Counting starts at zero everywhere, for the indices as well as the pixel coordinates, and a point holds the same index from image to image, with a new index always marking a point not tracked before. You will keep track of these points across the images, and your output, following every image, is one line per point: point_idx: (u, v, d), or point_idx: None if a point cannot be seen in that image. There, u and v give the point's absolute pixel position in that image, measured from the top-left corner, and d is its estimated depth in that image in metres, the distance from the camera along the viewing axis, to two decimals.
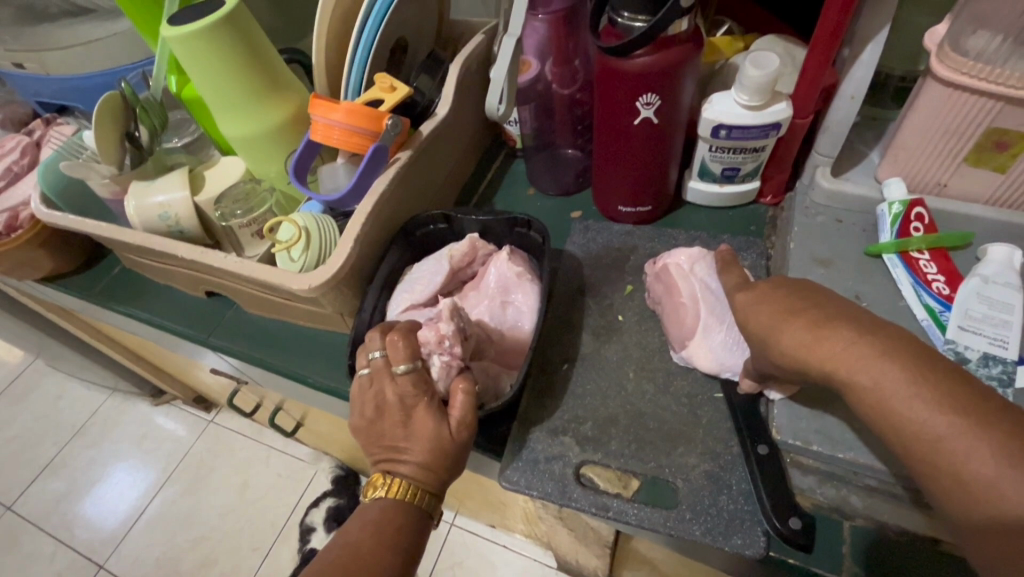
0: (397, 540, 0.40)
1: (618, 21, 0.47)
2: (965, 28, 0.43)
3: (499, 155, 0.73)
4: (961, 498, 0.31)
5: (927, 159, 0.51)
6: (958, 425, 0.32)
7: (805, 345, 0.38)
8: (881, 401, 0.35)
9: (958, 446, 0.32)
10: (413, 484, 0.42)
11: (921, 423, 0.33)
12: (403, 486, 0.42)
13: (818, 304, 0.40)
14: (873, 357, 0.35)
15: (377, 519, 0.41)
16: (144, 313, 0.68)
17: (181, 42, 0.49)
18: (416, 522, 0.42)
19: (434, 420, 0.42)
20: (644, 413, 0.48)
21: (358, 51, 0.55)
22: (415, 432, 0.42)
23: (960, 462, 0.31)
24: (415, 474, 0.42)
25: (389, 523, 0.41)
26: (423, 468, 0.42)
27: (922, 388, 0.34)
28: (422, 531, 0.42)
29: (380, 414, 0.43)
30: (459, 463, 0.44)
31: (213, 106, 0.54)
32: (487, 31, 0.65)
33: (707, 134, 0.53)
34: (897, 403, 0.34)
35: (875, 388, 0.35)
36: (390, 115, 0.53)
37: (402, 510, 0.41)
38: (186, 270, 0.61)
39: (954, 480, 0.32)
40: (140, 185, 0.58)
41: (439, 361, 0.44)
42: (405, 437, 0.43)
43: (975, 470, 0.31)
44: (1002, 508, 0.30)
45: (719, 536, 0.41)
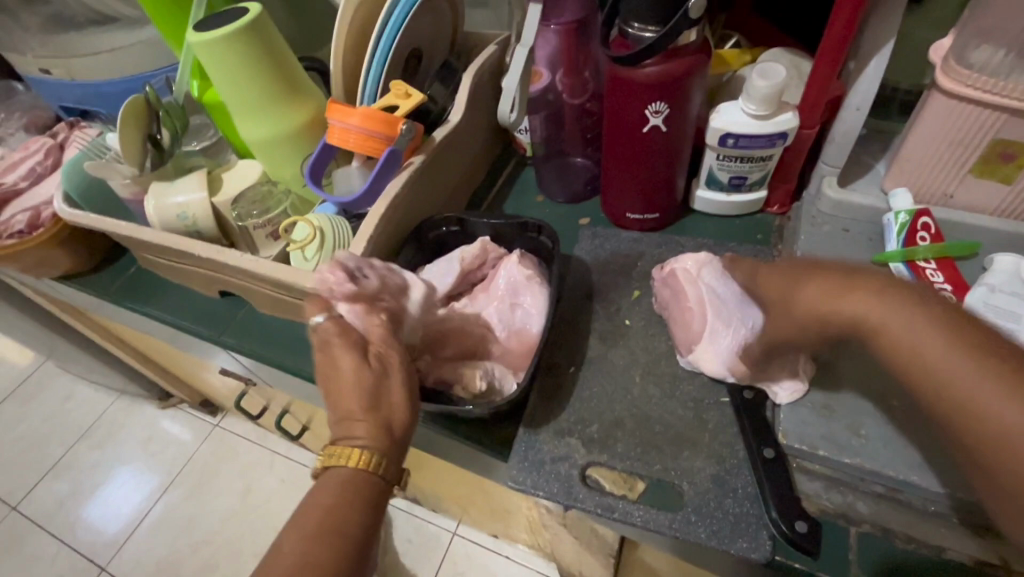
0: (350, 517, 0.38)
1: (627, 32, 0.48)
2: (969, 42, 0.44)
3: (509, 163, 0.74)
4: (985, 439, 0.32)
5: (933, 171, 0.51)
6: (987, 372, 0.32)
7: (832, 304, 0.39)
8: (906, 344, 0.35)
9: (981, 386, 0.32)
10: (364, 451, 0.39)
11: (943, 365, 0.34)
12: (355, 452, 0.39)
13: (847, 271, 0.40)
14: (900, 304, 0.36)
15: (330, 490, 0.38)
16: (157, 312, 0.70)
17: (204, 47, 0.51)
18: (372, 493, 0.39)
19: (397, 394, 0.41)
20: (651, 417, 0.48)
21: (375, 59, 0.57)
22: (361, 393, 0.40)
23: (983, 414, 0.32)
24: (365, 440, 0.39)
25: (345, 491, 0.38)
26: (374, 431, 0.39)
27: (947, 332, 0.34)
28: (380, 502, 0.40)
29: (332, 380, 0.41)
30: (408, 421, 0.41)
31: (233, 109, 0.56)
32: (499, 43, 0.66)
33: (714, 144, 0.54)
34: (923, 346, 0.34)
35: (902, 332, 0.36)
36: (404, 121, 0.54)
37: (352, 484, 0.39)
38: (199, 269, 0.63)
39: (976, 418, 0.32)
40: (161, 185, 0.60)
41: (347, 309, 0.44)
42: (352, 398, 0.40)
43: (996, 408, 0.31)
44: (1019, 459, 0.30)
45: (724, 539, 0.41)
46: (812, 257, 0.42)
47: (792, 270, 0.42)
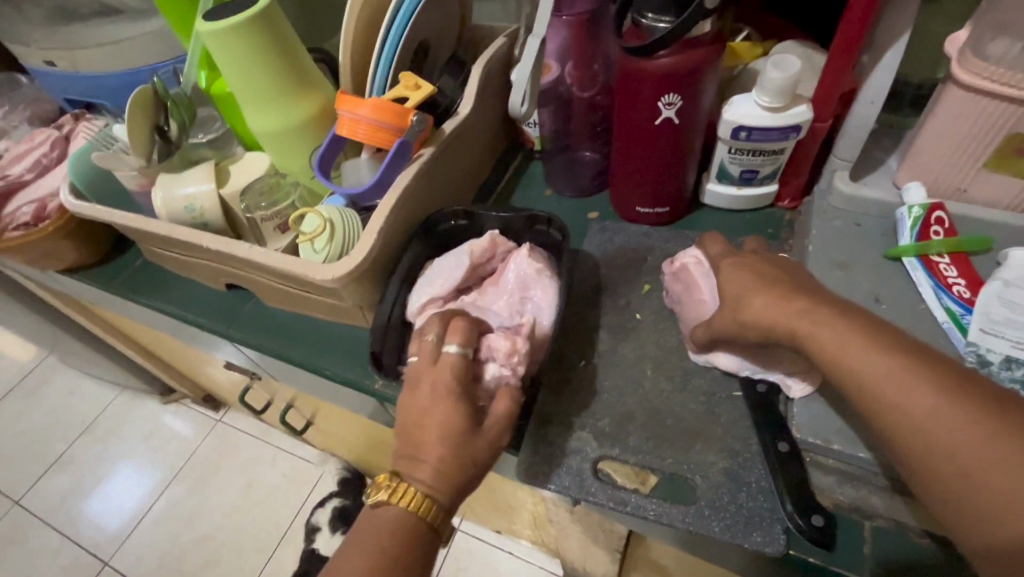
0: (404, 557, 0.40)
1: (641, 22, 0.48)
2: (985, 34, 0.45)
3: (517, 157, 0.74)
4: (902, 436, 0.34)
5: (947, 165, 0.51)
6: (899, 372, 0.35)
7: (768, 314, 0.41)
8: (830, 348, 0.38)
9: (896, 386, 0.35)
10: (427, 497, 0.40)
11: (864, 367, 0.36)
12: (412, 497, 0.40)
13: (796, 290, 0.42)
14: (826, 315, 0.39)
15: (389, 529, 0.40)
16: (163, 305, 0.69)
17: (214, 37, 0.51)
18: (423, 536, 0.41)
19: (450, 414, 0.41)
20: (662, 411, 0.48)
21: (385, 50, 0.57)
22: (438, 444, 0.41)
23: (924, 428, 0.33)
24: (426, 484, 0.40)
25: (403, 533, 0.40)
26: (442, 480, 0.41)
27: (868, 338, 0.37)
28: (429, 544, 0.41)
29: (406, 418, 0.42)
30: (474, 473, 0.42)
31: (242, 100, 0.56)
32: (508, 35, 0.66)
33: (726, 136, 0.54)
34: (847, 349, 0.37)
35: (827, 339, 0.38)
36: (415, 112, 0.54)
37: (409, 528, 0.40)
38: (206, 261, 0.63)
39: (892, 415, 0.35)
40: (169, 176, 0.60)
41: (494, 368, 0.45)
42: (421, 444, 0.41)
43: (908, 404, 0.34)
44: (958, 468, 0.32)
45: (738, 533, 0.41)
46: (773, 271, 0.44)
47: (753, 279, 0.44)
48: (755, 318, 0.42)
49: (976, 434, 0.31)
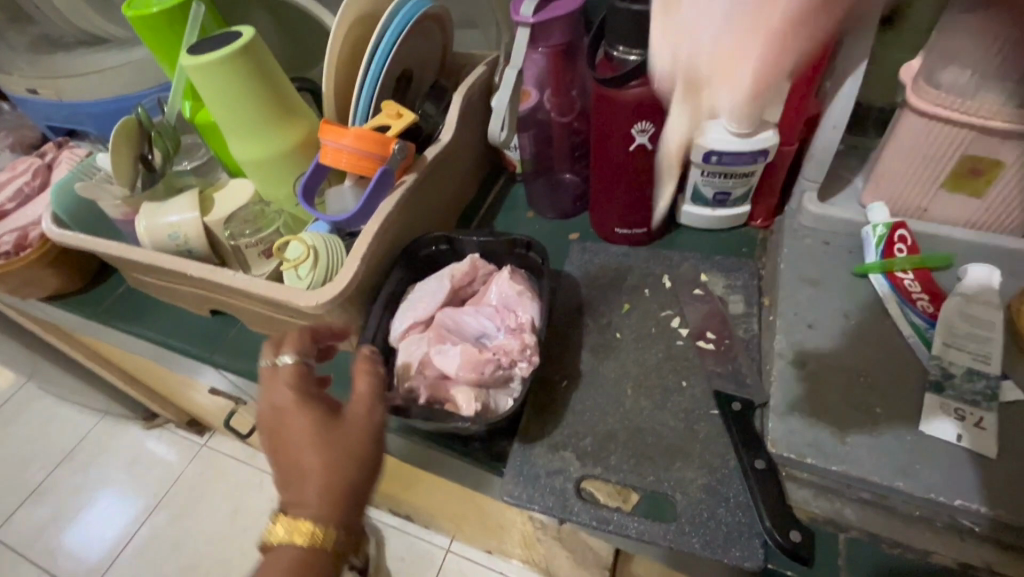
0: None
1: (612, 54, 0.50)
2: (937, 64, 0.47)
3: (498, 180, 0.76)
4: None
5: (908, 186, 0.54)
6: None
7: None
8: None
9: None
10: (313, 524, 0.40)
11: None
12: (306, 528, 0.40)
13: None
14: None
15: (284, 564, 0.40)
16: (148, 331, 0.69)
17: (198, 70, 0.52)
18: (326, 559, 0.41)
19: (321, 447, 0.41)
20: (643, 429, 0.49)
21: (366, 81, 0.58)
22: (309, 458, 0.41)
23: None
24: (314, 515, 0.40)
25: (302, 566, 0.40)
26: (321, 502, 0.40)
27: None
28: (335, 565, 0.41)
29: (275, 445, 0.43)
30: (365, 479, 0.42)
31: (228, 131, 0.56)
32: (488, 63, 0.68)
33: (699, 161, 0.56)
34: None
35: None
36: (397, 140, 0.55)
37: (307, 557, 0.40)
38: (191, 288, 0.63)
39: None
40: (152, 206, 0.60)
41: (519, 369, 0.48)
42: (295, 468, 0.41)
43: None
44: None
45: (718, 549, 0.42)
46: None
47: None
48: None
49: None
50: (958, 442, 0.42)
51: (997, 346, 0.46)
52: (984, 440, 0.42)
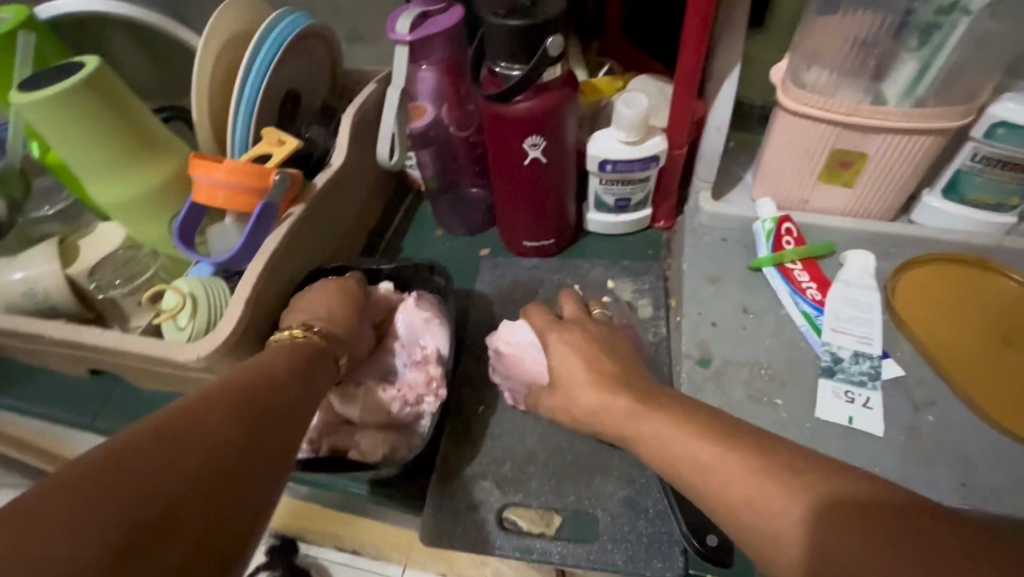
0: (293, 354, 0.41)
1: (496, 70, 0.49)
2: (801, 64, 0.50)
3: (404, 200, 0.73)
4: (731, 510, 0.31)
5: (791, 181, 0.56)
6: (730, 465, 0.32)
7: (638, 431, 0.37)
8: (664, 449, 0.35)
9: (717, 472, 0.32)
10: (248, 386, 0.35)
11: (727, 487, 0.31)
12: (243, 381, 0.35)
13: (615, 373, 0.41)
14: (686, 434, 0.34)
15: (283, 347, 0.42)
16: (17, 400, 0.61)
17: (34, 107, 0.46)
18: (234, 431, 0.31)
19: (342, 300, 0.49)
20: (562, 447, 0.48)
21: (240, 108, 0.55)
22: (329, 304, 0.49)
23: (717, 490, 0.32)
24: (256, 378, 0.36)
25: (300, 345, 0.43)
26: (335, 322, 0.48)
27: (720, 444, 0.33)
28: (236, 446, 0.31)
29: (299, 306, 0.49)
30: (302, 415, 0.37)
31: (81, 172, 0.51)
32: (379, 80, 0.66)
33: (595, 170, 0.56)
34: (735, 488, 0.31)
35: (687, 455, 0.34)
36: (277, 170, 0.51)
37: (309, 345, 0.43)
38: (58, 349, 0.56)
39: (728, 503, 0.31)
40: (1, 262, 0.53)
41: (429, 404, 0.46)
42: (316, 311, 0.48)
43: (727, 487, 0.31)
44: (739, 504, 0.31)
45: (640, 562, 0.42)
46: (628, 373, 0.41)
47: (587, 355, 0.43)
48: (580, 414, 0.42)
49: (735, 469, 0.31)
50: (850, 424, 0.46)
51: (876, 326, 0.50)
52: (872, 419, 0.46)
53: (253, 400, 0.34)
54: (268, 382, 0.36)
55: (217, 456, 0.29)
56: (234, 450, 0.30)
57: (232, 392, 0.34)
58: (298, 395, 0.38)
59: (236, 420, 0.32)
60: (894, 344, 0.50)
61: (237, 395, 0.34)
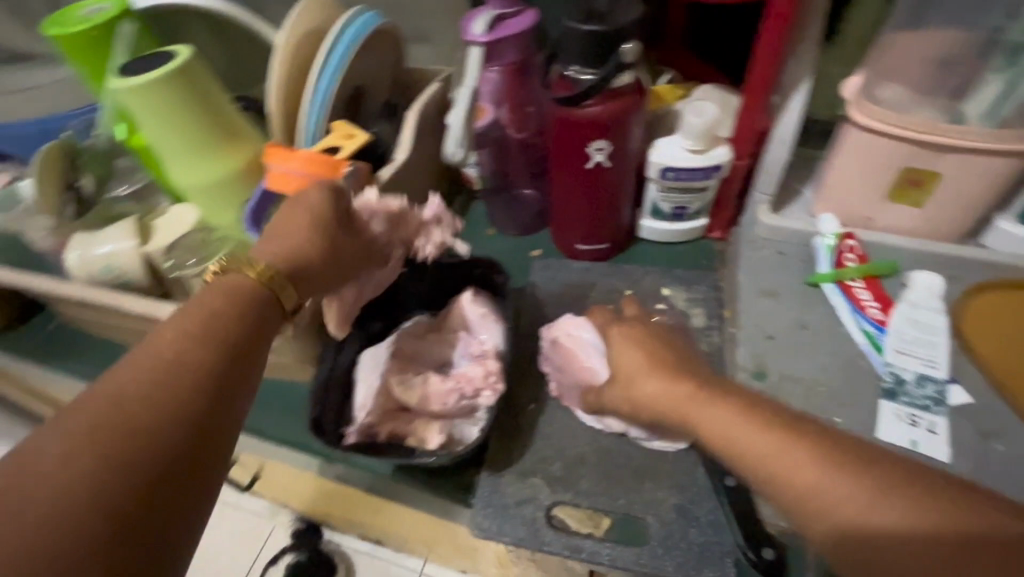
0: (220, 318, 0.33)
1: (566, 73, 0.49)
2: (877, 80, 0.49)
3: (456, 198, 0.74)
4: (797, 502, 0.30)
5: (856, 198, 0.55)
6: (791, 450, 0.31)
7: (694, 419, 0.36)
8: (730, 447, 0.33)
9: (783, 459, 0.31)
10: (128, 383, 0.28)
11: (796, 476, 0.30)
12: (122, 376, 0.29)
13: (675, 365, 0.41)
14: (740, 421, 0.34)
15: (217, 297, 0.34)
16: (85, 369, 0.65)
17: (129, 92, 0.49)
18: (102, 451, 0.26)
19: (315, 233, 0.41)
20: (613, 450, 0.48)
21: (314, 101, 0.57)
22: (297, 234, 0.40)
23: (783, 479, 0.30)
24: (140, 368, 0.29)
25: (234, 295, 0.35)
26: (290, 253, 0.39)
27: (776, 430, 0.32)
28: (104, 471, 0.25)
29: (267, 233, 0.41)
30: (200, 392, 0.30)
31: (168, 155, 0.54)
32: (442, 80, 0.67)
33: (656, 176, 0.56)
34: (799, 474, 0.30)
35: (744, 443, 0.33)
36: (348, 162, 0.53)
37: (239, 294, 0.35)
38: (130, 323, 0.58)
39: (795, 493, 0.30)
40: (84, 236, 0.56)
41: (486, 398, 0.46)
42: (276, 238, 0.40)
43: (798, 477, 0.30)
44: (811, 488, 0.29)
45: (691, 570, 0.42)
46: (683, 364, 0.41)
47: (649, 362, 0.42)
48: (643, 407, 0.41)
49: (802, 457, 0.30)
50: (914, 448, 0.45)
51: (942, 349, 0.49)
52: (936, 444, 0.45)
53: (137, 408, 0.28)
54: (170, 376, 0.29)
55: (90, 487, 0.25)
56: (102, 482, 0.25)
57: (114, 396, 0.28)
58: (205, 391, 0.30)
59: (112, 437, 0.26)
60: (959, 370, 0.49)
61: (117, 402, 0.28)
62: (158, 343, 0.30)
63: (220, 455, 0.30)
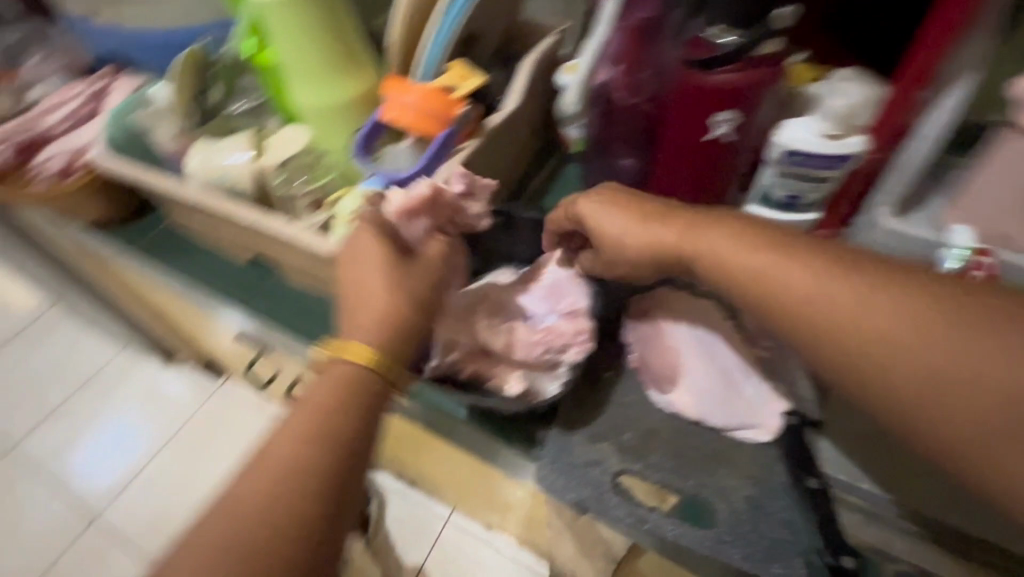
0: (326, 439, 0.40)
1: (705, 33, 0.48)
2: None
3: (551, 158, 0.72)
4: (868, 355, 0.36)
5: (998, 212, 0.47)
6: (855, 302, 0.36)
7: (750, 277, 0.40)
8: (786, 298, 0.38)
9: (848, 311, 0.36)
10: (291, 458, 0.39)
11: (865, 326, 0.36)
12: (284, 444, 0.40)
13: (707, 226, 0.43)
14: (798, 276, 0.38)
15: (324, 398, 0.42)
16: (186, 271, 0.69)
17: (272, 8, 0.51)
18: None
19: (399, 300, 0.44)
20: (688, 430, 0.47)
21: (435, 39, 0.56)
22: (379, 299, 0.44)
23: (851, 331, 0.36)
24: (295, 446, 0.40)
25: (340, 392, 0.42)
26: (382, 329, 0.43)
27: (835, 281, 0.37)
28: (288, 530, 0.38)
29: (350, 310, 0.45)
30: (345, 457, 0.41)
31: (292, 76, 0.55)
32: (558, 33, 0.65)
33: (776, 159, 0.52)
34: (868, 320, 0.36)
35: (810, 301, 0.38)
36: (463, 103, 0.53)
37: (356, 386, 0.42)
38: (234, 233, 0.61)
39: (862, 341, 0.36)
40: (207, 144, 0.60)
41: (573, 353, 0.47)
42: (361, 293, 0.45)
43: (863, 321, 0.36)
44: (881, 341, 0.35)
45: (758, 564, 0.41)
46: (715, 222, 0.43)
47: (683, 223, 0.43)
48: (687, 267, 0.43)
49: (867, 305, 0.36)
50: None
51: None
52: None
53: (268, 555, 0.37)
54: (299, 505, 0.38)
55: None
56: None
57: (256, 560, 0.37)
58: (324, 473, 0.39)
59: None
60: None
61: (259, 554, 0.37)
62: (268, 482, 0.39)
63: (345, 533, 0.41)
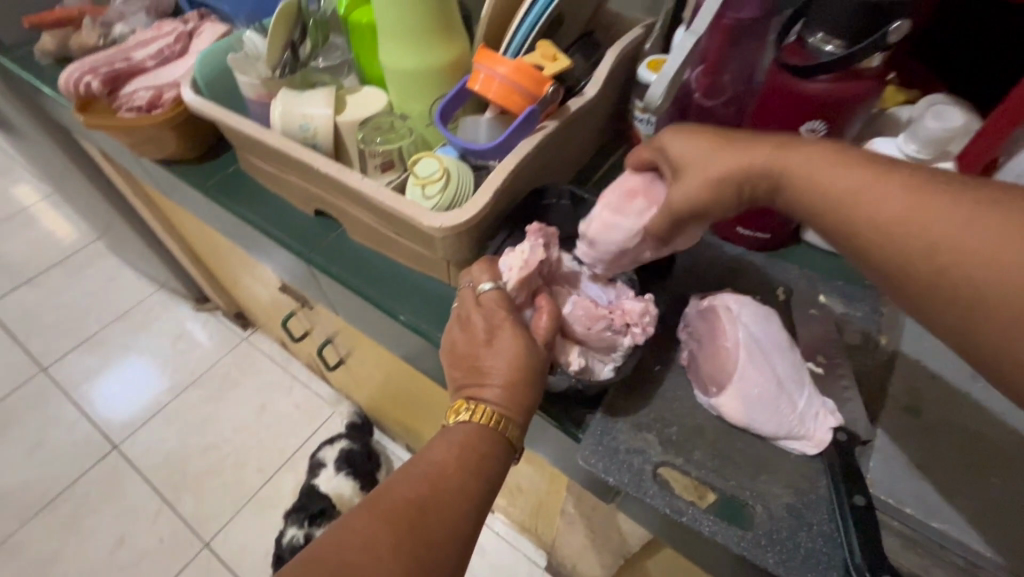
0: (458, 483, 0.41)
1: (808, 40, 0.47)
2: None
3: (618, 150, 0.72)
4: (956, 279, 0.29)
5: None
6: (944, 216, 0.30)
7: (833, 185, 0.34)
8: (871, 209, 0.32)
9: (939, 229, 0.30)
10: (441, 477, 0.41)
11: (958, 245, 0.29)
12: (435, 464, 0.41)
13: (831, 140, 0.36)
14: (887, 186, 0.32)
15: (456, 445, 0.43)
16: (250, 214, 0.71)
17: None
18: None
19: (519, 341, 0.45)
20: (733, 433, 0.47)
21: (526, 20, 0.56)
22: (502, 373, 0.44)
23: (931, 248, 0.30)
24: (444, 467, 0.41)
25: (468, 450, 0.42)
26: (509, 395, 0.44)
27: (930, 194, 0.31)
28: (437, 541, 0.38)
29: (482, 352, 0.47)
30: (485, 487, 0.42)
31: (383, 38, 0.56)
32: (645, 27, 0.64)
33: None
34: (957, 238, 0.29)
35: (901, 213, 0.31)
36: (551, 83, 0.53)
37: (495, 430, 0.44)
38: (305, 184, 0.63)
39: (944, 261, 0.30)
40: (288, 95, 0.60)
41: (633, 334, 0.47)
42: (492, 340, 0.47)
43: (948, 237, 0.30)
44: (977, 261, 0.29)
45: (792, 570, 0.41)
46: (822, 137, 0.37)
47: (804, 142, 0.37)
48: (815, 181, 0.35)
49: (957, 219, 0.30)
50: None
51: None
52: None
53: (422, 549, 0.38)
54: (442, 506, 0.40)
55: None
56: None
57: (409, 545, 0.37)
58: (452, 514, 0.40)
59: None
60: None
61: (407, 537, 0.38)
62: (411, 492, 0.40)
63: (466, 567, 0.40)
